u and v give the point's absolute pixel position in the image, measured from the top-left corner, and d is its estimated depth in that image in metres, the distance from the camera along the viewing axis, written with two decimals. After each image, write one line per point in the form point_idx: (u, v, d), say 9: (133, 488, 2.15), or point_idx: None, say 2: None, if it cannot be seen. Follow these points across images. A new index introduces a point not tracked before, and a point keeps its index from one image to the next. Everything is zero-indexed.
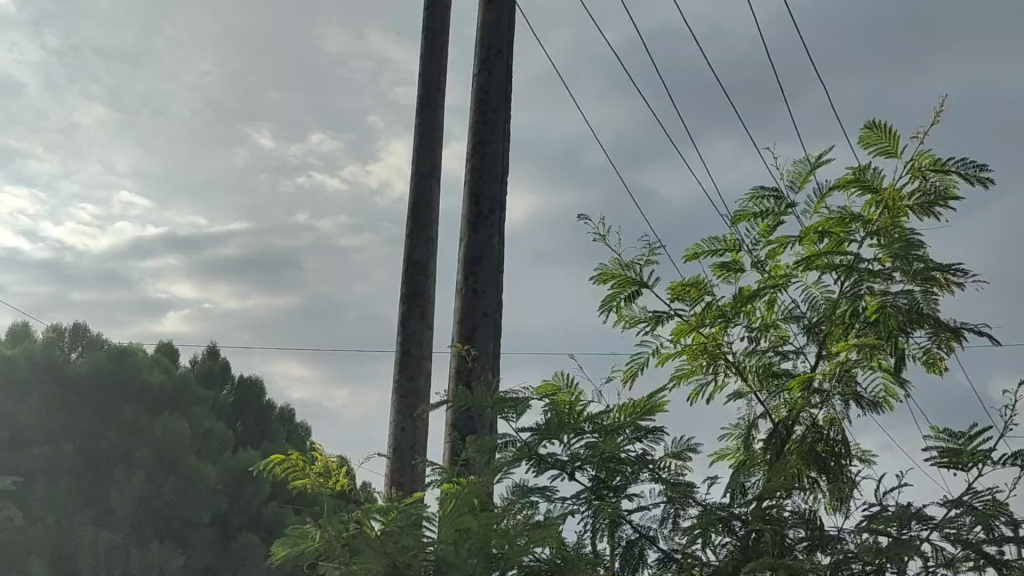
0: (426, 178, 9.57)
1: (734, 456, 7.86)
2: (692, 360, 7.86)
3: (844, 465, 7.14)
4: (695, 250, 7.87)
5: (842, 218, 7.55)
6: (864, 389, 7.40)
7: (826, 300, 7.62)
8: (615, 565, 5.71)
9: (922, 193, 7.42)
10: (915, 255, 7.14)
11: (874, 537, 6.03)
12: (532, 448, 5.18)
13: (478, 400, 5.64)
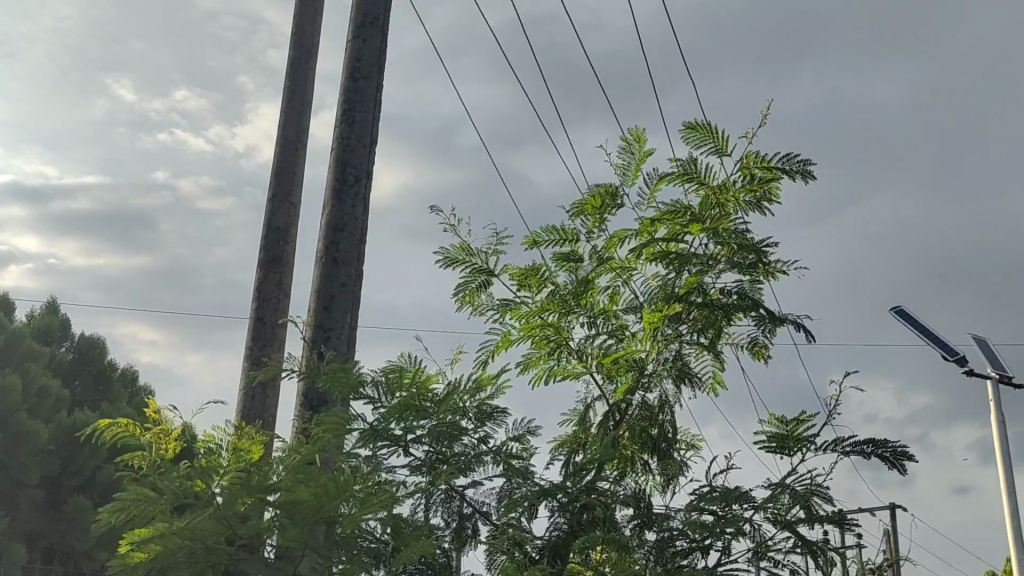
0: (292, 143, 9.56)
1: (571, 439, 8.19)
2: (535, 345, 8.17)
3: (673, 444, 7.60)
4: (537, 238, 8.18)
5: (676, 211, 8.00)
6: (696, 373, 7.90)
7: (661, 290, 8.05)
8: (449, 539, 5.96)
9: (749, 189, 7.96)
10: (742, 247, 7.67)
11: (697, 516, 6.50)
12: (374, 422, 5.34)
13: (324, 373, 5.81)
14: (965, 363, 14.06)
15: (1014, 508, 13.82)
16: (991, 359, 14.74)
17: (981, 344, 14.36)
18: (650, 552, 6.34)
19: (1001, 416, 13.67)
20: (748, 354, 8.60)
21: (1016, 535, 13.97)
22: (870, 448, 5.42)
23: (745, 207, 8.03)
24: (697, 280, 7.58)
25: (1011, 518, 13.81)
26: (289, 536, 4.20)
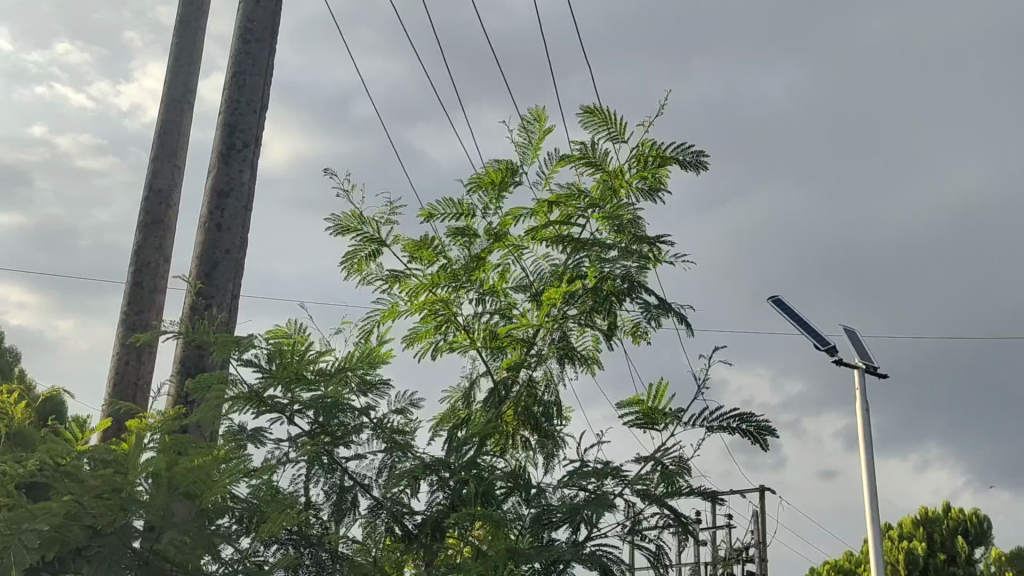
0: (177, 104, 9.23)
1: (454, 413, 8.16)
2: (422, 318, 8.08)
3: (553, 422, 7.66)
4: (431, 210, 8.10)
5: (570, 192, 8.01)
6: (579, 354, 7.96)
7: (551, 270, 8.09)
8: (327, 511, 5.86)
9: (641, 177, 8.06)
10: (631, 233, 7.76)
11: (572, 493, 6.62)
12: (257, 393, 5.20)
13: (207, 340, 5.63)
14: (835, 352, 14.61)
15: (872, 491, 14.46)
16: (859, 348, 15.35)
17: (850, 334, 14.93)
18: (527, 526, 6.39)
19: (865, 404, 14.28)
20: (631, 338, 8.74)
21: (874, 517, 14.64)
22: (738, 422, 5.59)
23: (636, 194, 8.12)
24: (586, 262, 7.63)
25: (870, 501, 14.46)
26: (149, 510, 3.89)
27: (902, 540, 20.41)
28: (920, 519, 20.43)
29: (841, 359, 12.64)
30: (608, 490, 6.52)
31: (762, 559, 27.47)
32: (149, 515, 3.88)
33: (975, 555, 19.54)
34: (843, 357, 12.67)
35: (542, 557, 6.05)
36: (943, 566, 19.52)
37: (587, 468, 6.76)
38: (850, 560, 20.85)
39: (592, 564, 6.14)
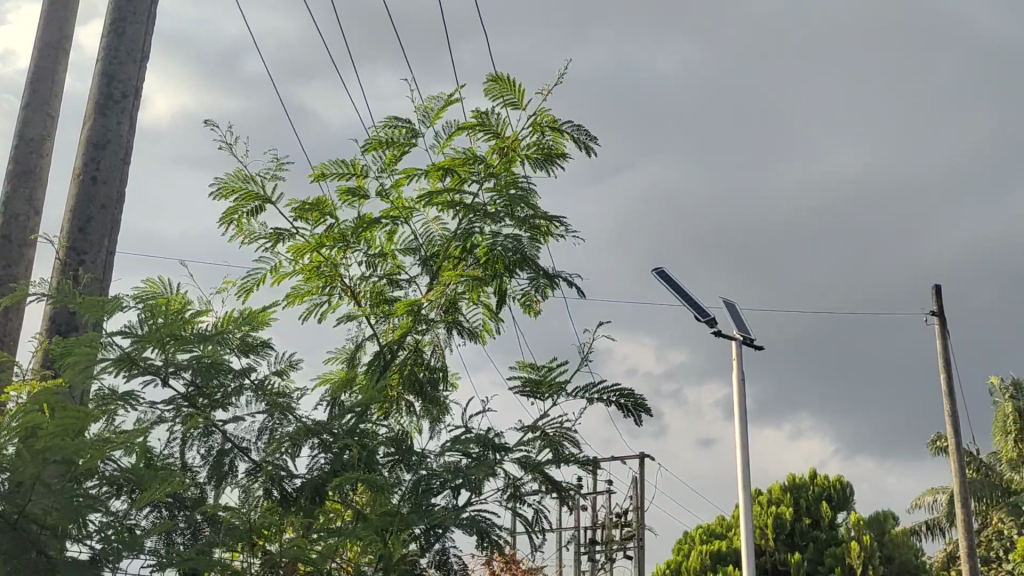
0: (51, 49, 8.67)
1: (338, 376, 7.97)
2: (308, 279, 7.83)
3: (440, 387, 7.55)
4: (322, 169, 7.85)
5: (465, 157, 7.84)
6: (466, 323, 7.87)
7: (442, 235, 7.94)
8: (202, 475, 5.63)
9: (537, 146, 7.97)
10: (524, 203, 7.67)
11: (454, 460, 6.55)
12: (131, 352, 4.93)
13: (76, 299, 5.28)
14: (713, 323, 14.93)
15: (745, 459, 14.86)
16: (737, 321, 15.74)
17: (728, 307, 15.26)
18: (407, 491, 6.31)
19: (740, 373, 14.67)
20: (520, 308, 8.70)
21: (744, 483, 15.09)
22: (617, 396, 5.80)
23: (532, 165, 8.03)
24: (477, 230, 7.52)
25: (742, 469, 14.88)
26: (17, 475, 3.60)
27: (770, 505, 21.05)
28: (788, 485, 21.11)
29: (719, 330, 12.92)
30: (492, 458, 6.49)
31: (638, 523, 28.01)
32: (17, 481, 3.61)
33: (837, 519, 20.37)
34: (720, 328, 12.98)
35: (424, 522, 5.97)
36: (808, 530, 20.32)
37: (471, 435, 6.71)
38: (721, 525, 21.44)
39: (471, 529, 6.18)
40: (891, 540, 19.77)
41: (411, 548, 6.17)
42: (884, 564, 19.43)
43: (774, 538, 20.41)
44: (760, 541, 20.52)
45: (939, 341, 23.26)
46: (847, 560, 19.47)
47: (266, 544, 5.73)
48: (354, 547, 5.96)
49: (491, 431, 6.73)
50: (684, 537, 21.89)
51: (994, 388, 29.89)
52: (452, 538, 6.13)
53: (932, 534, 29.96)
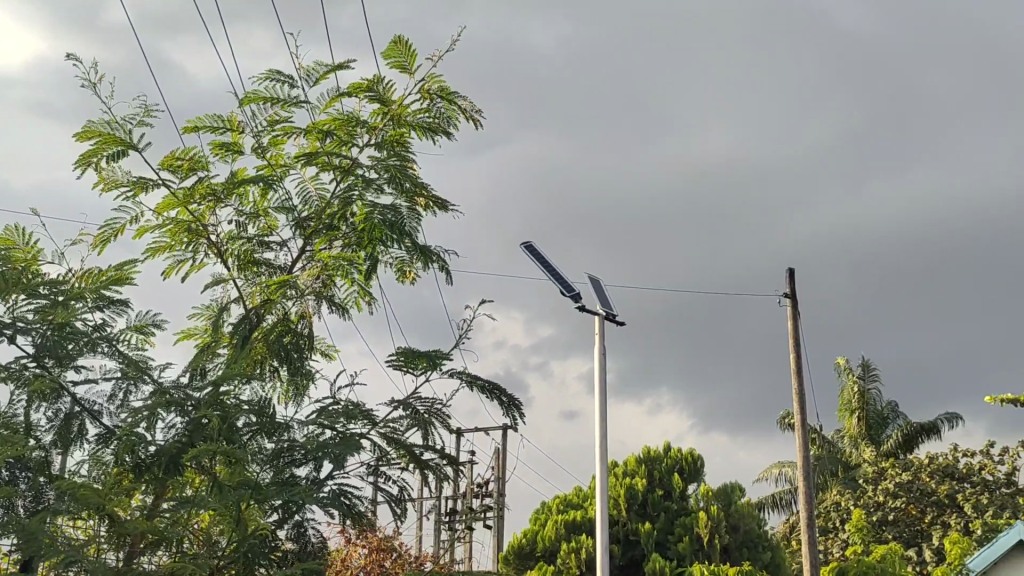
0: None
1: (201, 337, 7.51)
2: (171, 235, 7.30)
3: (307, 357, 7.17)
4: (195, 122, 7.32)
5: (347, 119, 7.42)
6: (338, 291, 7.50)
7: (319, 198, 7.53)
8: (46, 439, 5.17)
9: (424, 114, 7.62)
10: (406, 173, 7.32)
11: (318, 433, 6.23)
12: None
13: None
14: (578, 298, 14.93)
15: (604, 432, 14.93)
16: (601, 297, 15.80)
17: (594, 283, 15.29)
18: (268, 463, 5.97)
19: (602, 348, 14.75)
20: (396, 277, 8.38)
21: (602, 456, 15.20)
22: None
23: (418, 132, 7.67)
24: (355, 196, 7.15)
25: (599, 441, 14.95)
26: None
27: (625, 476, 21.35)
28: (643, 457, 21.49)
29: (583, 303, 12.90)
30: (359, 433, 6.22)
31: (498, 492, 28.07)
32: None
33: (687, 491, 20.84)
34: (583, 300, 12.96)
35: (280, 497, 5.63)
36: (659, 500, 20.69)
37: (338, 408, 6.41)
38: (578, 495, 21.65)
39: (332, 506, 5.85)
40: (739, 511, 20.34)
41: (267, 519, 5.81)
42: (729, 533, 20.02)
43: (627, 508, 20.67)
44: (614, 511, 20.78)
45: (790, 323, 24.01)
46: (696, 530, 19.97)
47: (111, 509, 5.37)
48: (206, 514, 5.64)
49: (358, 404, 6.44)
50: (540, 507, 21.95)
51: (841, 367, 31.18)
52: (311, 512, 5.83)
53: (777, 505, 31.10)
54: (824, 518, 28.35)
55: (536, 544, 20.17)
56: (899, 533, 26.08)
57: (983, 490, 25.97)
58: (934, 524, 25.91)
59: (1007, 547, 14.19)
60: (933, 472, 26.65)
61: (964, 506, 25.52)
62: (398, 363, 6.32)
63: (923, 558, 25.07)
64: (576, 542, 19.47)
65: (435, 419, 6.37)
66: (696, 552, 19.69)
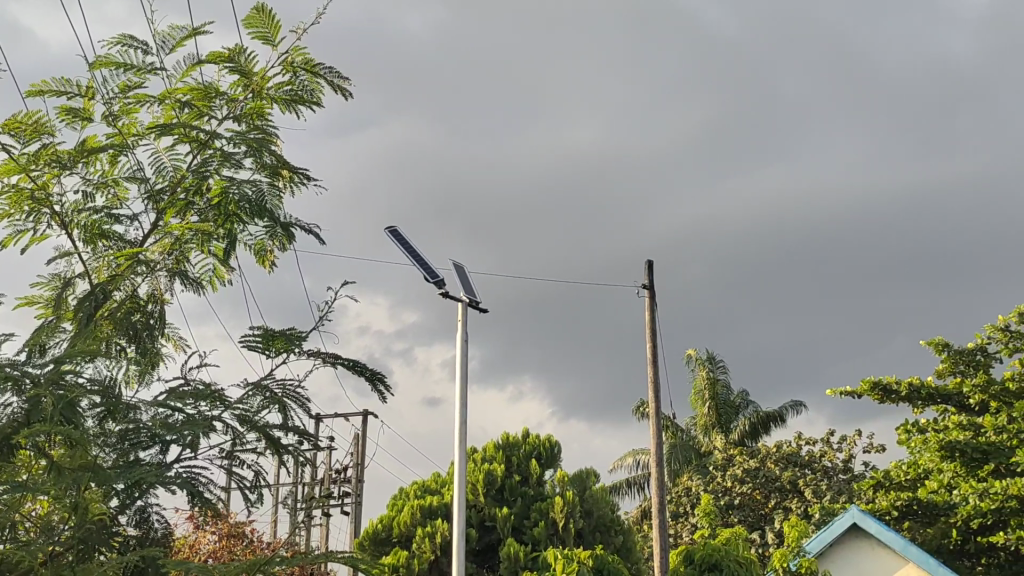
0: None
1: (42, 313, 7.16)
2: (11, 204, 6.92)
3: (156, 335, 6.93)
4: (40, 85, 6.96)
5: (206, 90, 7.18)
6: (192, 268, 7.27)
7: (174, 170, 7.27)
8: None
9: (287, 87, 7.45)
10: (266, 148, 7.15)
11: (166, 414, 6.03)
12: None
13: None
14: (442, 284, 14.96)
15: (464, 417, 15.00)
16: (465, 284, 15.86)
17: (457, 270, 15.34)
18: (110, 444, 5.74)
19: (465, 333, 14.82)
20: (255, 258, 8.19)
21: (461, 441, 15.26)
22: None
23: (280, 106, 7.52)
24: (212, 170, 6.93)
25: (459, 426, 15.02)
26: None
27: (483, 462, 21.53)
28: (502, 443, 21.70)
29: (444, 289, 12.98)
30: (209, 414, 6.05)
31: (357, 479, 27.87)
32: None
33: (544, 476, 21.20)
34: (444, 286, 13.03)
35: (122, 480, 5.41)
36: (516, 485, 20.94)
37: (188, 388, 6.21)
38: (436, 480, 21.72)
39: (177, 488, 5.67)
40: (592, 496, 20.79)
41: (108, 504, 5.57)
42: (583, 518, 20.44)
43: (484, 493, 20.82)
44: (471, 496, 20.89)
45: (648, 312, 24.70)
46: (551, 515, 20.28)
47: None
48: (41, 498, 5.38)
49: (208, 386, 6.26)
50: (398, 493, 21.87)
51: (692, 358, 32.24)
52: (155, 495, 5.64)
53: (631, 491, 31.94)
54: (675, 503, 29.29)
55: (392, 530, 20.11)
56: (744, 517, 27.20)
57: (822, 476, 27.34)
58: (776, 508, 27.15)
59: (840, 530, 14.96)
60: (777, 459, 27.87)
61: (804, 491, 26.80)
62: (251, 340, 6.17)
63: (766, 541, 26.22)
64: (432, 527, 19.54)
65: (290, 401, 6.27)
66: (551, 537, 20.02)
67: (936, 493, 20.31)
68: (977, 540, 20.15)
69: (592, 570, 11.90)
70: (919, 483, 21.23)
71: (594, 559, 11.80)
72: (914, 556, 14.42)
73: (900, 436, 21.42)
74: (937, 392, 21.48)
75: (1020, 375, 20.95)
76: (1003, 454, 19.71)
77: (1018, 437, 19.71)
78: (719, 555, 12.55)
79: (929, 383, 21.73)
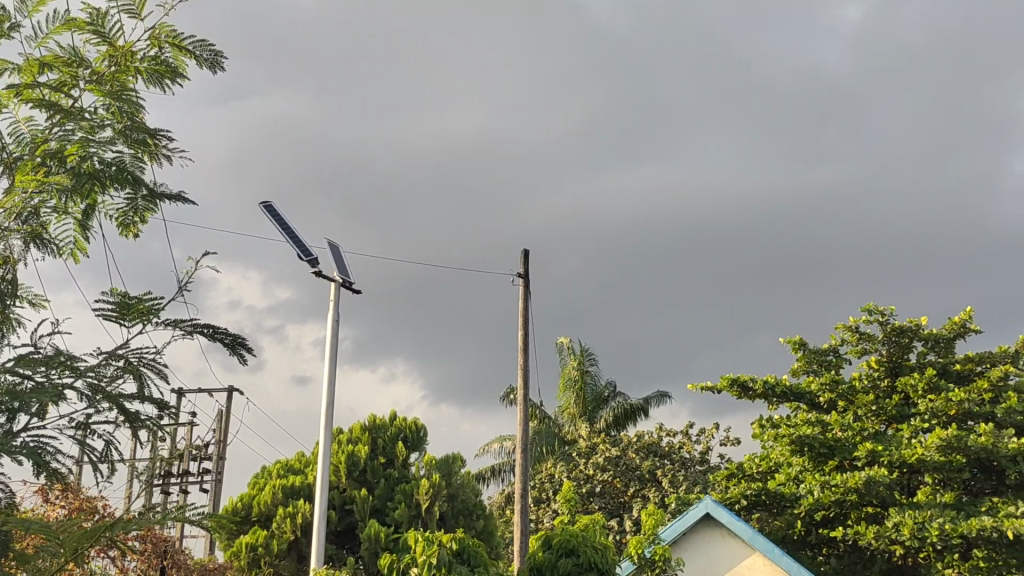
0: None
1: None
2: None
3: (7, 305, 6.73)
4: None
5: (69, 59, 6.99)
6: (50, 239, 7.08)
7: (33, 137, 7.07)
8: None
9: (154, 60, 7.32)
10: (130, 119, 7.03)
11: (13, 381, 5.90)
12: None
13: None
14: (315, 263, 14.90)
15: (331, 396, 15.00)
16: (339, 264, 15.81)
17: (332, 249, 15.28)
18: None
19: (336, 314, 14.81)
20: (118, 230, 8.04)
21: (328, 421, 15.24)
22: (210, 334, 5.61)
23: (145, 79, 7.39)
24: (73, 137, 6.77)
25: (327, 404, 15.02)
26: None
27: (348, 443, 21.45)
28: (368, 425, 21.71)
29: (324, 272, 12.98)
30: (59, 382, 5.94)
31: (218, 456, 27.40)
32: None
33: (409, 459, 21.38)
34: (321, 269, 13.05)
35: None
36: (380, 468, 21.06)
37: (38, 355, 6.09)
38: (299, 461, 21.59)
39: (22, 455, 5.56)
40: (457, 480, 21.02)
41: None
42: (447, 502, 20.68)
43: (347, 474, 20.76)
44: (333, 477, 20.80)
45: (522, 301, 25.09)
46: (414, 497, 20.42)
47: None
48: None
49: (59, 353, 6.15)
50: (260, 472, 21.65)
51: (563, 347, 32.82)
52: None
53: (495, 477, 32.34)
54: (538, 489, 29.89)
55: (251, 508, 19.81)
56: (603, 505, 27.98)
57: (679, 467, 28.35)
58: (635, 496, 27.98)
59: (693, 519, 15.58)
60: (638, 449, 28.72)
61: (662, 481, 27.67)
62: (105, 307, 6.09)
63: (624, 528, 26.99)
64: (293, 507, 19.45)
65: (146, 370, 6.22)
66: (413, 519, 20.18)
67: (784, 485, 21.33)
68: (818, 532, 21.23)
69: (452, 552, 12.07)
70: (770, 475, 22.28)
71: (454, 542, 11.90)
72: (761, 545, 15.17)
73: (755, 430, 22.41)
74: (790, 391, 22.52)
75: (867, 374, 22.09)
76: (847, 449, 20.74)
77: (861, 434, 20.83)
78: (576, 541, 12.88)
79: (784, 381, 22.75)
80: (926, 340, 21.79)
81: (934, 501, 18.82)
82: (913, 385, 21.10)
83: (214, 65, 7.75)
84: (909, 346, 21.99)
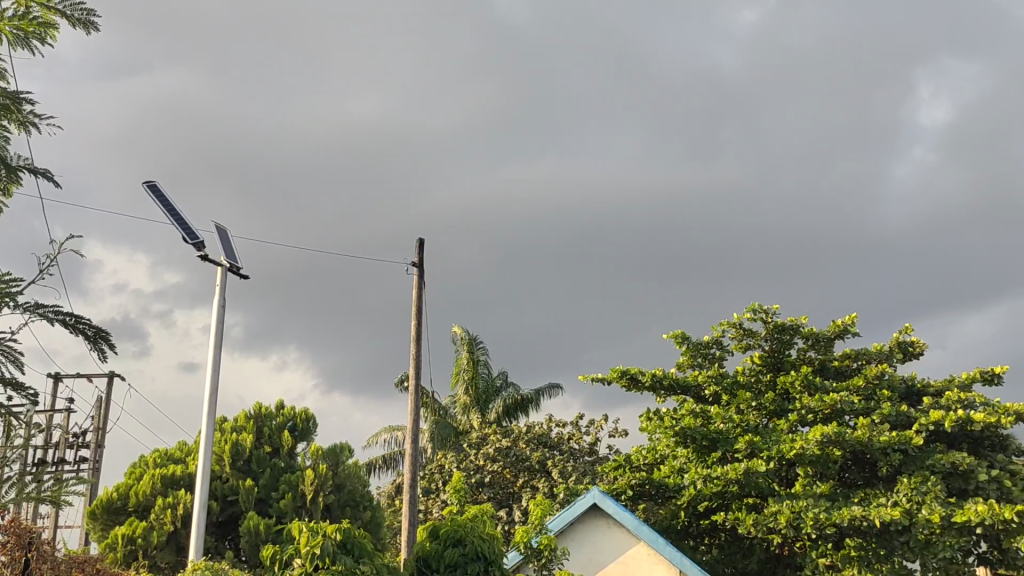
0: None
1: None
2: None
3: None
4: None
5: None
6: None
7: None
8: None
9: (20, 20, 6.93)
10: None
11: None
12: None
13: None
14: (200, 246, 14.46)
15: (215, 383, 14.57)
16: (225, 246, 15.39)
17: (219, 232, 14.87)
18: None
19: (221, 299, 14.40)
20: None
21: (210, 409, 14.81)
22: None
23: (10, 38, 6.99)
24: None
25: (209, 392, 14.59)
26: None
27: (232, 432, 20.92)
28: (253, 414, 21.22)
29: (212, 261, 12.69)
30: None
31: (97, 444, 26.49)
32: None
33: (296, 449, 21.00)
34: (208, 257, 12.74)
35: None
36: (265, 457, 20.57)
37: None
38: (180, 450, 21.00)
39: None
40: (345, 470, 20.75)
41: None
42: (333, 492, 20.40)
43: (230, 464, 20.23)
44: (215, 467, 20.26)
45: (415, 289, 24.88)
46: (300, 487, 20.07)
47: None
48: None
49: None
50: (138, 461, 20.99)
51: (456, 338, 32.76)
52: None
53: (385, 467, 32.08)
54: (428, 479, 29.82)
55: (128, 499, 19.13)
56: (493, 495, 28.00)
57: (568, 458, 28.63)
58: (524, 486, 28.10)
59: (581, 509, 15.69)
60: (528, 440, 28.93)
61: (551, 471, 27.85)
62: None
63: (513, 518, 27.07)
64: (173, 498, 18.89)
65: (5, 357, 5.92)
66: (297, 509, 19.81)
67: (668, 477, 21.84)
68: (700, 523, 21.68)
69: (337, 542, 11.85)
70: (655, 467, 22.70)
71: (340, 532, 11.68)
72: (646, 535, 15.37)
73: (642, 422, 22.73)
74: (677, 384, 22.90)
75: (750, 370, 22.73)
76: (730, 442, 21.21)
77: (742, 428, 21.33)
78: (463, 531, 12.82)
79: (671, 375, 23.12)
80: (807, 337, 22.45)
81: (810, 492, 19.40)
82: (791, 382, 21.66)
83: (86, 30, 7.40)
84: (790, 342, 22.60)
